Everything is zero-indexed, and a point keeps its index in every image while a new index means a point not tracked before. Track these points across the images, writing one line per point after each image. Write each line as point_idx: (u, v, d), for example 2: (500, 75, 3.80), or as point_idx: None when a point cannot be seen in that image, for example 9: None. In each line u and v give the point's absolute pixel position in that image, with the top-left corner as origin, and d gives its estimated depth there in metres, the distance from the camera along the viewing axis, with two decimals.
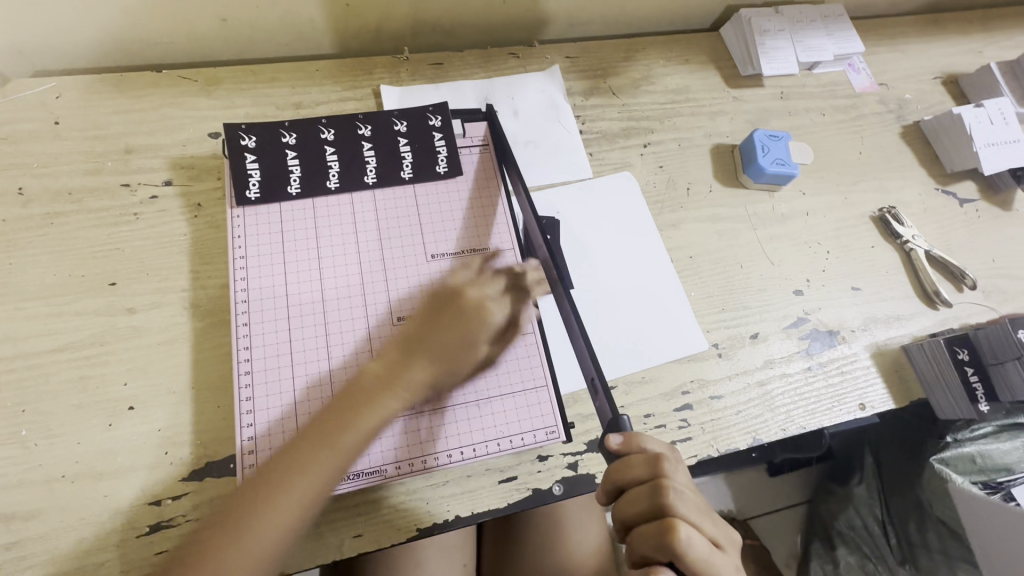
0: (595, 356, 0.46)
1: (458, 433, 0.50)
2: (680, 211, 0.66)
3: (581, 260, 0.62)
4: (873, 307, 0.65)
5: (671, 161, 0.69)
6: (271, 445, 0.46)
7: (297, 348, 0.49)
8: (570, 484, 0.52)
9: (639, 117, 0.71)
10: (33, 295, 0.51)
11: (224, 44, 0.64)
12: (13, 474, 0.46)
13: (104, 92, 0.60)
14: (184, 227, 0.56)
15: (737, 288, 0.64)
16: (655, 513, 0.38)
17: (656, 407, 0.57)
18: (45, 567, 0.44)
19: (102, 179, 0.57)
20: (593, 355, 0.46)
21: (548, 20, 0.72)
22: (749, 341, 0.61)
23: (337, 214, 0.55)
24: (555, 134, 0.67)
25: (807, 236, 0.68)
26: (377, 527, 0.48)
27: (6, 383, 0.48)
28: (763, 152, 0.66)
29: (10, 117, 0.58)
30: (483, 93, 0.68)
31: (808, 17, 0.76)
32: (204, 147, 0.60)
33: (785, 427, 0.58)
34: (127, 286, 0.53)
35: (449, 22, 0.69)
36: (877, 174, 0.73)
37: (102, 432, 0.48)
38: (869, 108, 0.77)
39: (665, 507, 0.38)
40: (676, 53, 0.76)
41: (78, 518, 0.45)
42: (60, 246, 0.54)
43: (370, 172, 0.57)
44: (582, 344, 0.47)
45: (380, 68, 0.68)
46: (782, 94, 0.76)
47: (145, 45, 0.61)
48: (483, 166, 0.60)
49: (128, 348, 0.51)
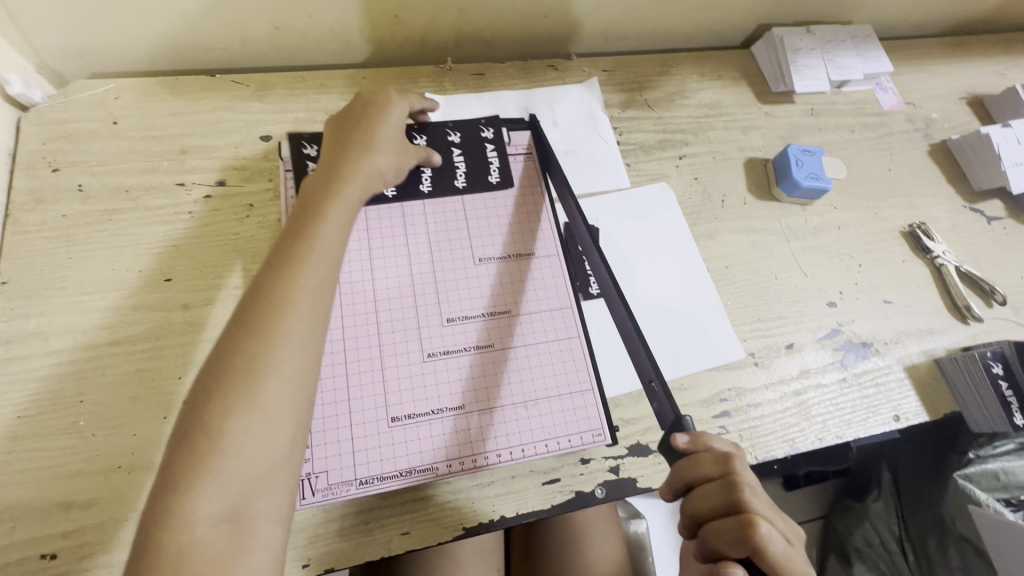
0: (653, 359, 0.47)
1: (507, 433, 0.50)
2: (715, 222, 0.68)
3: (621, 267, 0.63)
4: (905, 320, 0.66)
5: (706, 173, 0.70)
6: (325, 439, 0.47)
7: (350, 346, 0.50)
8: (612, 487, 0.53)
9: (674, 130, 0.72)
10: (91, 289, 0.53)
11: (275, 50, 0.65)
12: (72, 463, 0.47)
13: (160, 94, 0.62)
14: (237, 226, 0.57)
15: (772, 299, 0.65)
16: (728, 510, 0.39)
17: (695, 413, 0.57)
18: (101, 556, 0.44)
19: (158, 178, 0.58)
20: (652, 358, 0.47)
21: (585, 34, 0.74)
22: (784, 350, 0.62)
23: (388, 218, 0.56)
24: (594, 144, 0.69)
25: (840, 249, 0.69)
26: (424, 526, 0.49)
27: (65, 374, 0.49)
28: (797, 166, 0.68)
29: (70, 117, 0.59)
30: (524, 103, 0.70)
31: (839, 37, 0.79)
32: (256, 150, 0.61)
33: (821, 436, 0.58)
34: (182, 283, 0.54)
35: (491, 34, 0.71)
36: (906, 191, 0.74)
37: (157, 425, 0.49)
38: (897, 126, 0.79)
39: (739, 504, 0.39)
40: (709, 69, 0.78)
41: (134, 509, 0.46)
42: (117, 242, 0.55)
43: (424, 183, 0.59)
44: (638, 347, 0.48)
45: (424, 77, 0.69)
46: (813, 110, 0.77)
47: (201, 49, 0.63)
48: (529, 176, 0.62)
49: (182, 343, 0.52)
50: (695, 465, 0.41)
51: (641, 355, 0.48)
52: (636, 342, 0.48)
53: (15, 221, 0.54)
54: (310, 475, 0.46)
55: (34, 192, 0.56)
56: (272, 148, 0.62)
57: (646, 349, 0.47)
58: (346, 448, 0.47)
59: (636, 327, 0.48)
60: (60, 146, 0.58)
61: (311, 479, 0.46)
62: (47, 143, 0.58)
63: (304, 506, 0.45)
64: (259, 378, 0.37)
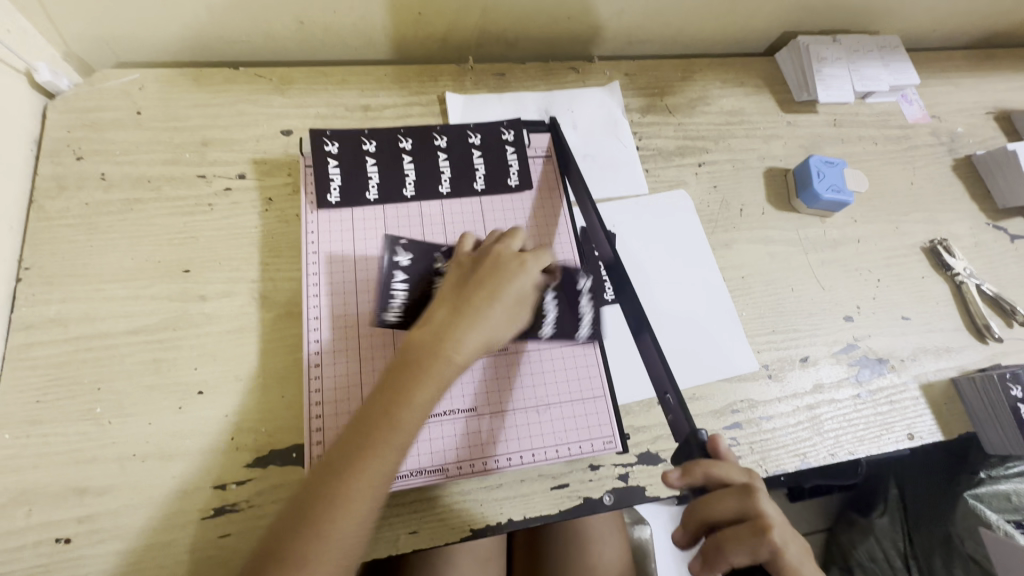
0: (669, 368, 0.47)
1: (517, 437, 0.51)
2: (734, 232, 0.67)
3: (635, 273, 0.62)
4: (923, 338, 0.65)
5: (725, 182, 0.70)
6: (338, 435, 0.49)
7: (365, 344, 0.52)
8: (620, 495, 0.53)
9: (694, 137, 0.72)
10: (112, 277, 0.53)
11: (298, 45, 0.65)
12: (88, 449, 0.47)
13: (184, 86, 0.62)
14: (256, 220, 0.58)
15: (787, 311, 0.64)
16: (744, 523, 0.40)
17: (706, 424, 0.57)
18: (114, 543, 0.45)
19: (179, 169, 0.59)
20: (668, 368, 0.47)
21: (608, 37, 0.74)
22: (798, 364, 0.61)
23: (405, 220, 0.58)
24: (613, 148, 0.68)
25: (858, 264, 0.68)
26: (432, 526, 0.49)
27: (83, 361, 0.50)
28: (819, 178, 0.67)
29: (95, 106, 0.60)
30: (543, 105, 0.69)
31: (865, 47, 0.78)
32: (276, 144, 0.62)
33: (833, 452, 0.58)
34: (200, 274, 0.55)
35: (513, 35, 0.71)
36: (929, 206, 0.73)
37: (171, 415, 0.49)
38: (921, 139, 0.78)
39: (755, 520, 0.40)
40: (732, 76, 0.77)
41: (147, 497, 0.47)
42: (138, 232, 0.55)
43: (444, 182, 0.60)
44: (656, 358, 0.49)
45: (445, 76, 0.69)
46: (836, 121, 0.76)
47: (225, 42, 0.63)
48: (548, 179, 0.63)
49: (199, 334, 0.52)
50: (714, 472, 0.41)
51: (659, 369, 0.49)
52: (656, 357, 0.48)
53: (39, 207, 0.55)
54: None
55: (58, 179, 0.56)
56: (293, 143, 0.62)
57: (665, 362, 0.47)
58: None
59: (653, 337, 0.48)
60: (85, 134, 0.58)
61: None
62: (71, 131, 0.58)
63: None
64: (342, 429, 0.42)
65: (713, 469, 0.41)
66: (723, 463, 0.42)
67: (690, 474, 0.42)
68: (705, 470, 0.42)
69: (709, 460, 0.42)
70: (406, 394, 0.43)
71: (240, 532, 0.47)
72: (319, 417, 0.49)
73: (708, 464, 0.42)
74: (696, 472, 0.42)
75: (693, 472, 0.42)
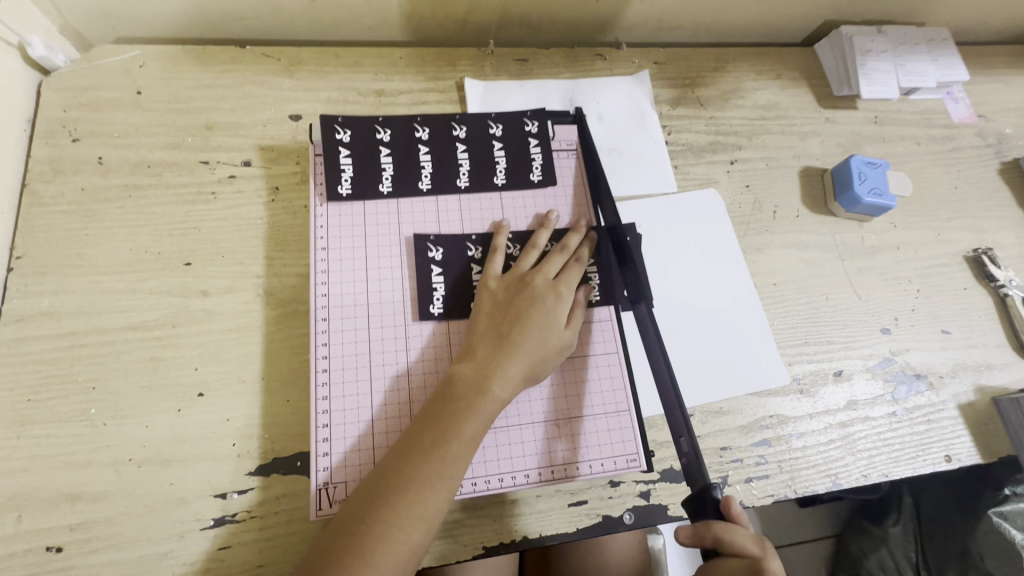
0: (677, 390, 0.46)
1: (535, 453, 0.49)
2: (765, 235, 0.63)
3: (661, 278, 0.59)
4: (963, 353, 0.62)
5: (757, 181, 0.66)
6: (346, 447, 0.46)
7: (376, 349, 0.49)
8: (641, 514, 0.50)
9: (726, 132, 0.67)
10: (109, 269, 0.50)
11: (309, 24, 0.61)
12: (82, 453, 0.45)
13: (187, 64, 0.58)
14: (261, 211, 0.54)
15: (821, 321, 0.60)
16: None
17: (733, 440, 0.54)
18: (108, 552, 0.43)
19: (181, 155, 0.55)
20: (676, 389, 0.46)
21: (637, 22, 0.69)
22: (832, 378, 0.58)
23: (421, 217, 0.55)
24: (641, 143, 0.64)
25: (897, 272, 0.64)
26: (443, 542, 0.47)
27: (78, 358, 0.47)
28: (859, 180, 0.63)
29: (93, 84, 0.56)
30: (568, 94, 0.65)
31: (912, 39, 0.73)
32: (284, 130, 0.58)
33: (866, 474, 0.55)
34: (201, 268, 0.51)
35: (538, 18, 0.66)
36: (972, 212, 0.69)
37: (170, 417, 0.47)
38: (967, 141, 0.73)
39: None
40: (768, 67, 0.72)
41: (143, 505, 0.44)
42: (137, 221, 0.52)
43: (462, 175, 0.56)
44: (672, 395, 0.47)
45: (465, 61, 0.65)
46: (877, 118, 0.72)
47: (232, 19, 0.59)
48: (573, 175, 0.59)
49: (200, 332, 0.49)
50: (723, 536, 0.41)
51: (674, 408, 0.47)
52: (672, 396, 0.47)
53: (32, 192, 0.51)
54: (328, 484, 0.45)
55: (52, 162, 0.53)
56: (302, 129, 0.58)
57: (681, 404, 0.46)
58: (366, 457, 0.46)
59: (670, 371, 0.47)
60: (81, 114, 0.55)
61: (329, 488, 0.45)
62: (67, 110, 0.55)
63: (319, 517, 0.44)
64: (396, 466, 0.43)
65: (722, 534, 0.41)
66: (732, 528, 0.42)
67: (699, 534, 0.42)
68: (712, 532, 0.42)
69: (718, 522, 0.42)
70: (452, 430, 0.44)
71: (239, 545, 0.44)
72: (325, 427, 0.46)
73: (716, 527, 0.42)
74: (702, 531, 0.42)
75: (701, 532, 0.42)
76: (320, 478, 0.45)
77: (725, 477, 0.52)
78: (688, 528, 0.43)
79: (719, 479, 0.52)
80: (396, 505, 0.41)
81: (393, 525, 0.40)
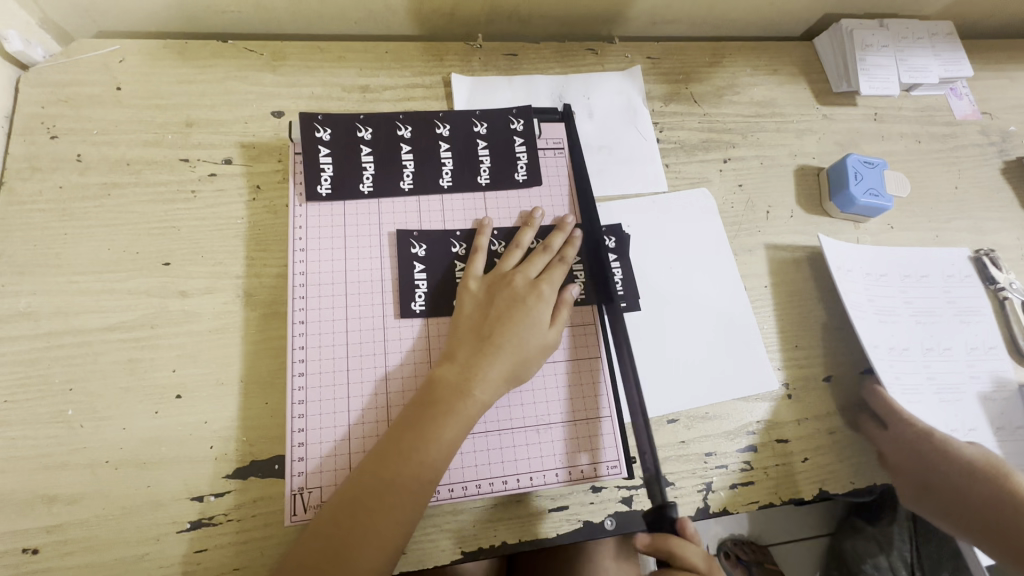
0: None
1: (514, 459, 0.49)
2: (758, 236, 0.62)
3: (649, 279, 0.58)
4: (985, 343, 0.60)
5: (750, 179, 0.64)
6: (322, 452, 0.46)
7: (354, 352, 0.49)
8: (622, 519, 0.49)
9: (720, 129, 0.66)
10: (87, 268, 0.50)
11: (292, 17, 0.60)
12: (59, 455, 0.44)
13: (167, 59, 0.57)
14: (242, 210, 0.54)
15: (813, 324, 0.59)
16: None
17: (718, 445, 0.53)
18: (84, 555, 0.42)
19: (161, 152, 0.54)
20: None
21: (630, 14, 0.67)
22: (822, 383, 0.57)
23: (402, 217, 0.54)
24: (631, 141, 0.63)
25: (921, 264, 0.63)
26: (420, 547, 0.46)
27: (56, 359, 0.47)
28: (855, 179, 0.61)
29: (72, 79, 0.55)
30: (557, 90, 0.64)
31: (915, 33, 0.70)
32: (266, 127, 0.57)
33: (854, 481, 0.54)
34: (181, 268, 0.51)
35: (527, 11, 0.65)
36: (973, 213, 0.67)
37: (147, 419, 0.46)
38: (970, 139, 0.71)
39: None
40: (765, 62, 0.70)
41: (120, 507, 0.44)
42: (116, 220, 0.52)
43: (446, 175, 0.55)
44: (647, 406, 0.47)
45: (451, 55, 0.63)
46: (876, 115, 0.70)
47: (213, 12, 0.58)
48: (560, 174, 0.58)
49: (178, 333, 0.49)
50: (676, 550, 0.44)
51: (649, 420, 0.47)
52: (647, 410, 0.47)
53: (11, 190, 0.51)
54: (303, 489, 0.45)
55: (30, 159, 0.52)
56: (284, 125, 0.57)
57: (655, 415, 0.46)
58: (342, 463, 0.46)
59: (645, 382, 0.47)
60: (60, 110, 0.54)
61: (304, 493, 0.45)
62: (45, 106, 0.54)
63: (294, 522, 0.44)
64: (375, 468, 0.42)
65: (675, 547, 0.44)
66: (686, 544, 0.44)
67: (655, 544, 0.45)
68: (666, 543, 0.45)
69: (674, 537, 0.45)
70: (431, 433, 0.43)
71: (216, 548, 0.44)
72: (301, 432, 0.46)
73: (672, 541, 0.44)
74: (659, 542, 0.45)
75: (657, 543, 0.45)
76: (296, 484, 0.45)
77: (709, 483, 0.52)
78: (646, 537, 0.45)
79: (702, 485, 0.52)
80: (374, 510, 0.41)
81: (369, 530, 0.40)
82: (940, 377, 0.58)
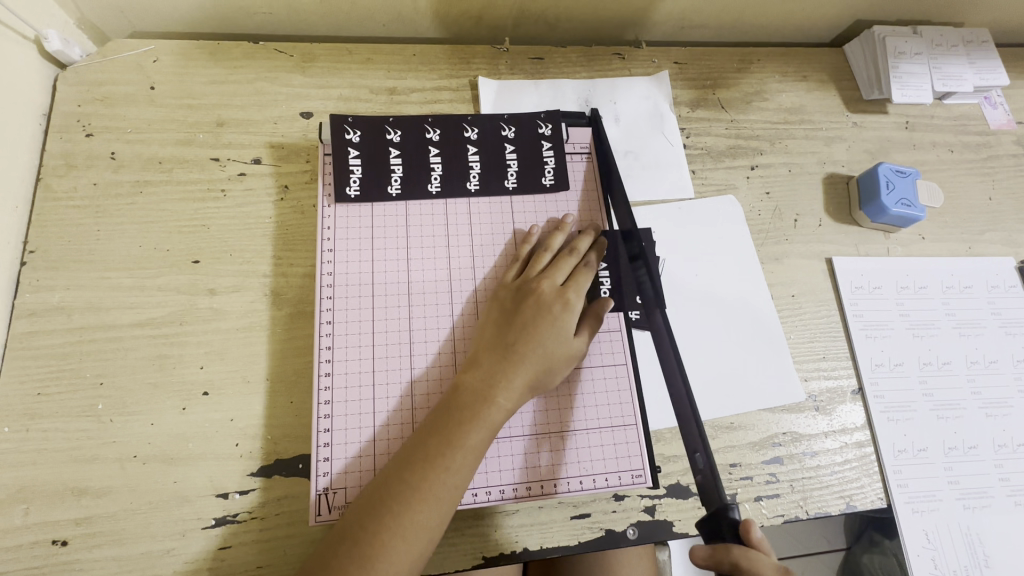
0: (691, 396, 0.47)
1: (536, 465, 0.48)
2: (785, 244, 0.61)
3: (676, 282, 0.57)
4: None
5: (779, 188, 0.63)
6: (347, 451, 0.46)
7: (380, 354, 0.49)
8: (645, 529, 0.49)
9: (747, 136, 0.65)
10: (118, 265, 0.50)
11: (323, 20, 0.61)
12: (88, 448, 0.45)
13: (199, 59, 0.58)
14: (270, 209, 0.54)
15: (841, 335, 0.58)
16: None
17: (743, 457, 0.52)
18: (112, 547, 0.43)
19: (192, 151, 0.55)
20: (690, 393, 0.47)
21: (658, 19, 0.67)
22: (850, 396, 0.56)
23: (429, 220, 0.54)
24: (658, 147, 0.62)
25: (968, 275, 0.62)
26: (442, 550, 0.46)
27: (86, 353, 0.48)
28: (887, 189, 0.60)
29: (107, 78, 0.56)
30: (584, 95, 0.63)
31: (950, 41, 0.69)
32: (295, 127, 0.57)
33: (883, 497, 0.53)
34: (209, 266, 0.51)
35: (555, 16, 0.64)
36: (1007, 224, 0.66)
37: (174, 415, 0.47)
38: (1004, 148, 0.69)
39: None
40: (794, 68, 0.69)
41: (146, 502, 0.44)
42: (147, 217, 0.52)
43: (473, 178, 0.55)
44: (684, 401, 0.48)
45: (478, 58, 0.63)
46: (907, 123, 0.69)
47: (245, 14, 0.59)
48: (586, 180, 0.58)
49: (206, 330, 0.49)
50: (742, 561, 0.41)
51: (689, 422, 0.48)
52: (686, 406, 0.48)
53: (47, 187, 0.52)
54: (328, 490, 0.45)
55: (66, 157, 0.53)
56: (312, 127, 0.58)
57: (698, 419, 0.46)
58: (368, 464, 0.46)
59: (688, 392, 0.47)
60: (96, 108, 0.55)
61: (328, 494, 0.45)
62: (81, 105, 0.55)
63: (319, 523, 0.44)
64: (403, 474, 0.41)
65: (741, 559, 0.41)
66: (755, 555, 0.41)
67: (716, 555, 0.42)
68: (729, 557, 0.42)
69: (738, 547, 0.42)
70: (457, 438, 0.43)
71: (240, 546, 0.44)
72: (326, 432, 0.46)
73: (735, 551, 0.41)
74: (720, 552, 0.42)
75: (718, 554, 0.42)
76: (321, 484, 0.45)
77: (734, 494, 0.51)
78: (706, 548, 0.43)
79: (727, 497, 0.51)
80: (401, 518, 0.40)
81: (394, 538, 0.39)
82: (985, 391, 0.58)
